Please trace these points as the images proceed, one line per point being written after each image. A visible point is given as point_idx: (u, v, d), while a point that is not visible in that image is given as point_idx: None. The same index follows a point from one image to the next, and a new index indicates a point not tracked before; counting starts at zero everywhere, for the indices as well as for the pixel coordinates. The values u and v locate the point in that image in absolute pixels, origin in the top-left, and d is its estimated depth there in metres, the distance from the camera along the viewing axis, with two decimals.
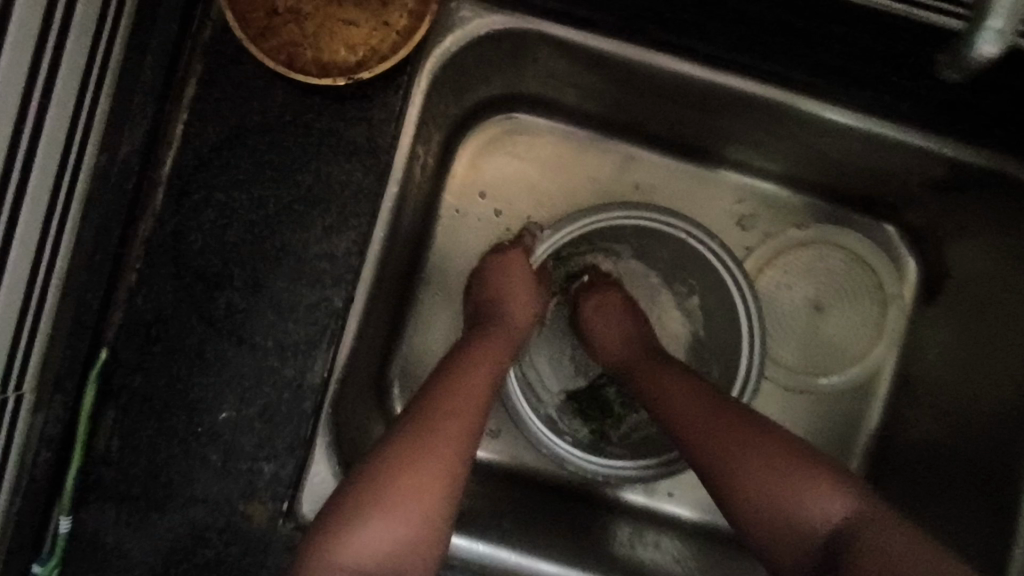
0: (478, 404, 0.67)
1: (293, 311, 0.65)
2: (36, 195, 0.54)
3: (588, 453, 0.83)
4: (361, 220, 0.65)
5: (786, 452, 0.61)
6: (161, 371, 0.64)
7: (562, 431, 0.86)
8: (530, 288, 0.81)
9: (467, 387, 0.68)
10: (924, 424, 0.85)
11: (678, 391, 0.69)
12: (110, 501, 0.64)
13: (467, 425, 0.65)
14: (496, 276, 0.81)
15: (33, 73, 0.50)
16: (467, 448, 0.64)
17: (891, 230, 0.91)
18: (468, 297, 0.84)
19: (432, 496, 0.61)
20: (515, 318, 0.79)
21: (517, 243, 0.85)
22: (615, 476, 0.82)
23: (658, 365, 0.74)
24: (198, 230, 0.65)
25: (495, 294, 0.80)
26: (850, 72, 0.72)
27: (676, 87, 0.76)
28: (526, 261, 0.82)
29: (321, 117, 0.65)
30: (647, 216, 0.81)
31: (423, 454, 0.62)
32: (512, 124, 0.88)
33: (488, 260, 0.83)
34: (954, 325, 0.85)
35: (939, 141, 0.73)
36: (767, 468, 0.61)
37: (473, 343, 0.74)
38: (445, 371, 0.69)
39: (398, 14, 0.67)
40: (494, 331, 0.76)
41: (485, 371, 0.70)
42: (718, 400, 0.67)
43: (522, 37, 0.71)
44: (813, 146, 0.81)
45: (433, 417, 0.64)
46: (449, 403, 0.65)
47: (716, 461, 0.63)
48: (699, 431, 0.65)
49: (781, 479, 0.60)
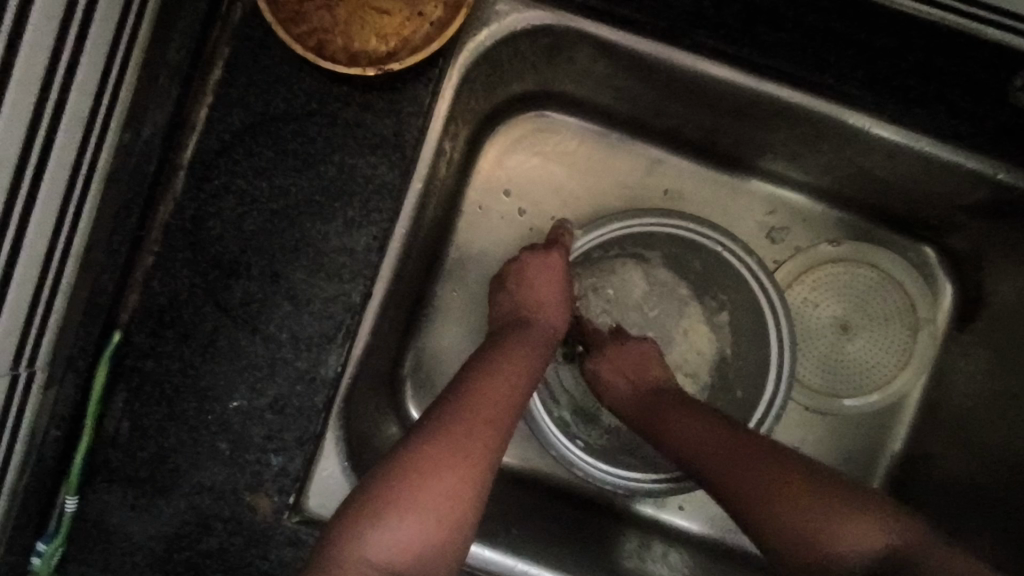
0: (508, 413, 0.66)
1: (310, 303, 0.64)
2: (56, 173, 0.53)
3: (598, 459, 0.82)
4: (384, 215, 0.64)
5: (817, 490, 0.62)
6: (173, 357, 0.64)
7: (573, 436, 0.83)
8: (562, 294, 0.79)
9: (493, 389, 0.66)
10: (951, 459, 0.82)
11: (698, 428, 0.70)
12: (117, 483, 0.64)
13: (501, 432, 0.64)
14: (530, 276, 0.79)
15: (59, 49, 0.49)
16: (496, 452, 0.63)
17: (930, 252, 0.88)
18: (496, 290, 0.81)
19: (463, 501, 0.60)
20: (549, 321, 0.78)
21: (555, 242, 0.82)
22: (623, 487, 0.81)
23: (684, 410, 0.73)
24: (219, 216, 0.64)
25: (526, 296, 0.78)
26: (899, 89, 0.68)
27: (714, 93, 0.73)
28: (565, 261, 0.80)
29: (348, 108, 0.64)
30: (683, 224, 0.81)
31: (454, 461, 0.61)
32: (543, 122, 0.86)
33: (522, 255, 0.81)
34: (988, 353, 0.81)
35: (988, 163, 0.69)
36: (804, 507, 0.61)
37: (497, 346, 0.73)
38: (476, 372, 0.68)
39: (433, 5, 0.65)
40: (524, 335, 0.75)
41: (515, 378, 0.69)
42: (749, 444, 0.66)
43: (560, 34, 0.69)
44: (854, 163, 0.78)
45: (464, 421, 0.63)
46: (473, 406, 0.64)
47: (749, 507, 0.63)
48: (733, 478, 0.65)
49: (823, 526, 0.60)
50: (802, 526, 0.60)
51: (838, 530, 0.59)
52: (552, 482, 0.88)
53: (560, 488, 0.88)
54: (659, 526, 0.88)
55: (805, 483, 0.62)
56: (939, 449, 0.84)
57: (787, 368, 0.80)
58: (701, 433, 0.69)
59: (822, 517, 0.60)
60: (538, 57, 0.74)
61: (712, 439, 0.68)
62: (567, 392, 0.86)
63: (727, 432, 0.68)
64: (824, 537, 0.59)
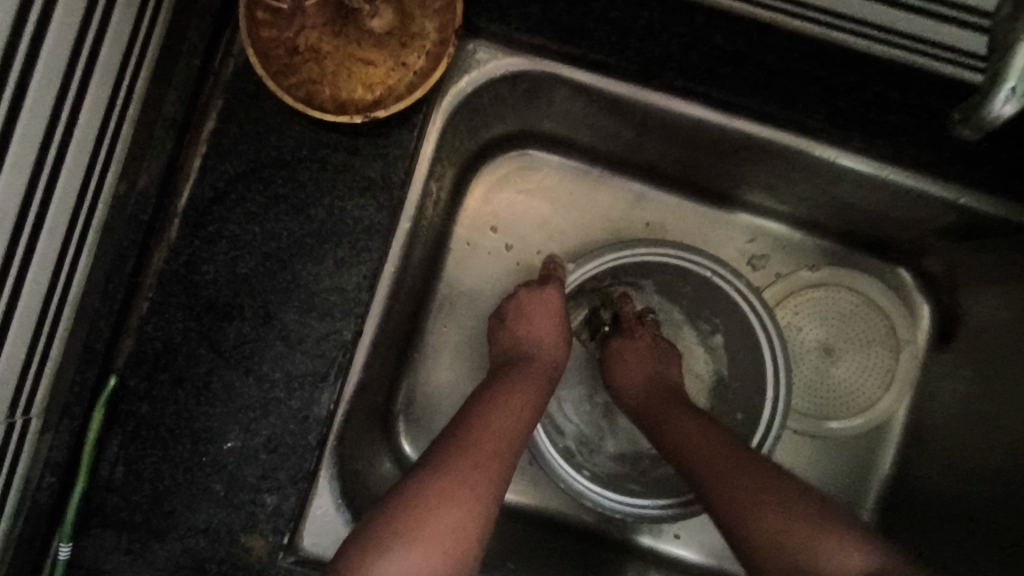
0: (512, 446, 0.67)
1: (302, 342, 0.65)
2: (53, 227, 0.56)
3: (605, 487, 0.82)
4: (373, 254, 0.66)
5: (785, 500, 0.63)
6: (168, 400, 0.65)
7: (579, 465, 0.85)
8: (559, 330, 0.81)
9: (496, 426, 0.68)
10: (938, 477, 0.83)
11: (688, 426, 0.74)
12: (111, 529, 0.64)
13: (503, 465, 0.65)
14: (528, 312, 0.81)
15: (59, 107, 0.52)
16: (500, 485, 0.64)
17: (904, 273, 0.90)
18: (495, 325, 0.83)
19: (468, 535, 0.60)
20: (547, 355, 0.80)
21: (549, 278, 0.84)
22: (632, 515, 0.81)
23: (682, 412, 0.76)
24: (212, 261, 0.65)
25: (523, 334, 0.80)
26: (859, 121, 0.70)
27: (687, 128, 0.76)
28: (561, 297, 0.82)
29: (336, 153, 0.66)
30: (674, 254, 0.82)
31: (459, 493, 0.61)
32: (527, 160, 0.89)
33: (521, 292, 0.82)
34: (966, 371, 0.83)
35: (956, 191, 0.72)
36: (760, 501, 0.63)
37: (498, 382, 0.74)
38: (479, 408, 0.69)
39: (416, 55, 0.67)
40: (525, 372, 0.76)
41: (517, 414, 0.70)
42: (733, 448, 0.69)
43: (538, 79, 0.73)
44: (828, 193, 0.81)
45: (469, 455, 0.64)
46: (476, 440, 0.65)
47: (714, 492, 0.67)
48: (698, 464, 0.70)
49: (781, 522, 0.62)
50: (762, 511, 0.63)
51: (804, 533, 0.60)
52: (550, 514, 0.88)
53: (557, 520, 0.88)
54: (656, 555, 0.88)
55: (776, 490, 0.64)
56: (928, 466, 0.85)
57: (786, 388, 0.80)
58: (692, 429, 0.73)
59: (775, 514, 0.62)
60: (517, 99, 0.78)
61: (701, 438, 0.72)
62: (571, 421, 0.88)
63: (707, 428, 0.73)
64: (780, 531, 0.61)
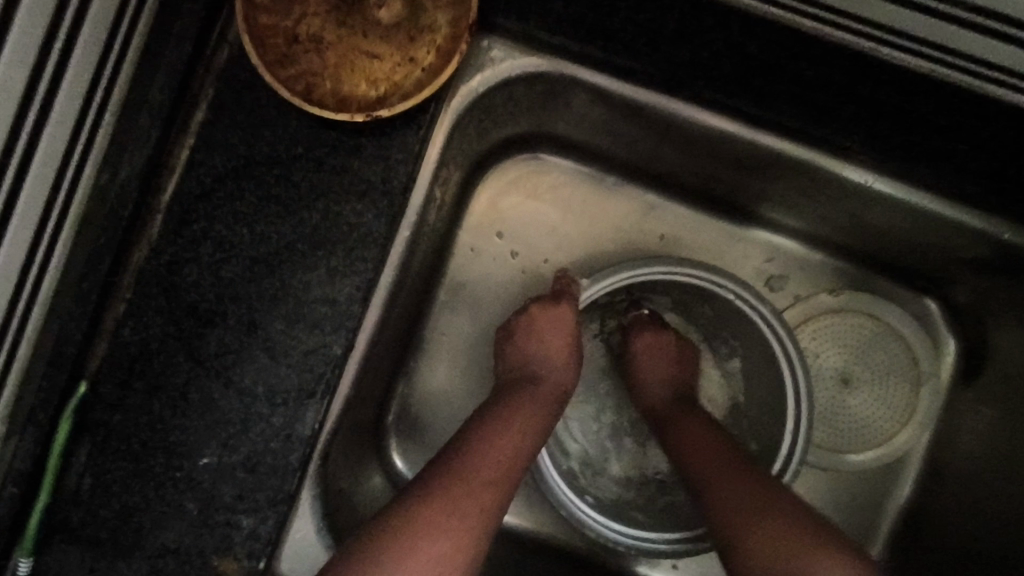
0: (511, 473, 0.63)
1: (288, 355, 0.60)
2: (24, 220, 0.51)
3: (609, 517, 0.78)
4: (368, 264, 0.61)
5: (777, 515, 0.59)
6: (141, 409, 0.60)
7: (583, 490, 0.80)
8: (570, 349, 0.77)
9: (497, 450, 0.63)
10: (956, 520, 0.79)
11: (700, 432, 0.70)
12: (75, 545, 0.60)
13: (499, 495, 0.61)
14: (537, 328, 0.77)
15: (32, 88, 0.47)
16: (494, 516, 0.60)
17: (934, 306, 0.85)
18: (503, 340, 0.78)
19: (456, 567, 0.56)
20: (554, 377, 0.75)
21: (561, 293, 0.79)
22: (637, 548, 0.76)
23: (693, 416, 0.73)
24: (196, 262, 0.61)
25: (532, 354, 0.76)
26: (902, 144, 0.66)
27: (712, 142, 0.71)
28: (573, 314, 0.77)
29: (335, 152, 0.61)
30: (697, 273, 0.77)
31: (449, 523, 0.57)
32: (537, 164, 0.84)
33: (532, 307, 0.78)
34: (991, 410, 0.79)
35: (992, 221, 0.67)
36: (758, 520, 0.59)
37: (502, 402, 0.70)
38: (477, 430, 0.65)
39: (425, 49, 0.62)
40: (532, 393, 0.72)
41: (519, 439, 0.66)
42: (741, 461, 0.65)
43: (556, 81, 0.69)
44: (856, 216, 0.75)
45: (461, 482, 0.60)
46: (473, 463, 0.61)
47: (714, 506, 0.62)
48: (704, 472, 0.65)
49: (785, 542, 0.56)
50: (766, 535, 0.58)
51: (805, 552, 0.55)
52: (546, 539, 0.83)
53: (551, 544, 0.83)
54: None
55: (772, 505, 0.60)
56: (941, 506, 0.81)
57: (806, 421, 0.76)
58: (699, 437, 0.69)
59: (770, 534, 0.57)
60: (531, 101, 0.73)
61: (712, 447, 0.67)
62: (578, 441, 0.84)
63: (711, 435, 0.69)
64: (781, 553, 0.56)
